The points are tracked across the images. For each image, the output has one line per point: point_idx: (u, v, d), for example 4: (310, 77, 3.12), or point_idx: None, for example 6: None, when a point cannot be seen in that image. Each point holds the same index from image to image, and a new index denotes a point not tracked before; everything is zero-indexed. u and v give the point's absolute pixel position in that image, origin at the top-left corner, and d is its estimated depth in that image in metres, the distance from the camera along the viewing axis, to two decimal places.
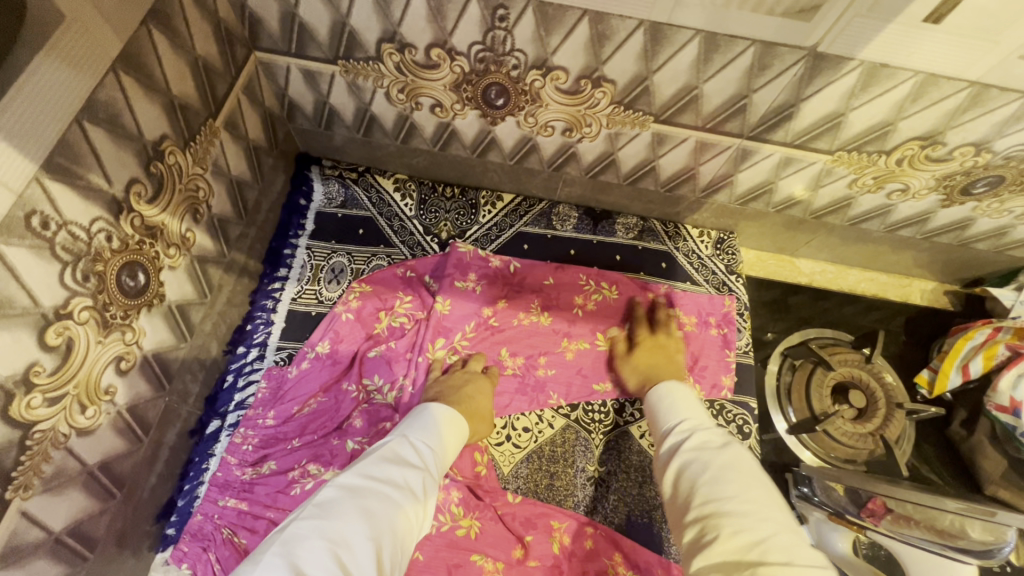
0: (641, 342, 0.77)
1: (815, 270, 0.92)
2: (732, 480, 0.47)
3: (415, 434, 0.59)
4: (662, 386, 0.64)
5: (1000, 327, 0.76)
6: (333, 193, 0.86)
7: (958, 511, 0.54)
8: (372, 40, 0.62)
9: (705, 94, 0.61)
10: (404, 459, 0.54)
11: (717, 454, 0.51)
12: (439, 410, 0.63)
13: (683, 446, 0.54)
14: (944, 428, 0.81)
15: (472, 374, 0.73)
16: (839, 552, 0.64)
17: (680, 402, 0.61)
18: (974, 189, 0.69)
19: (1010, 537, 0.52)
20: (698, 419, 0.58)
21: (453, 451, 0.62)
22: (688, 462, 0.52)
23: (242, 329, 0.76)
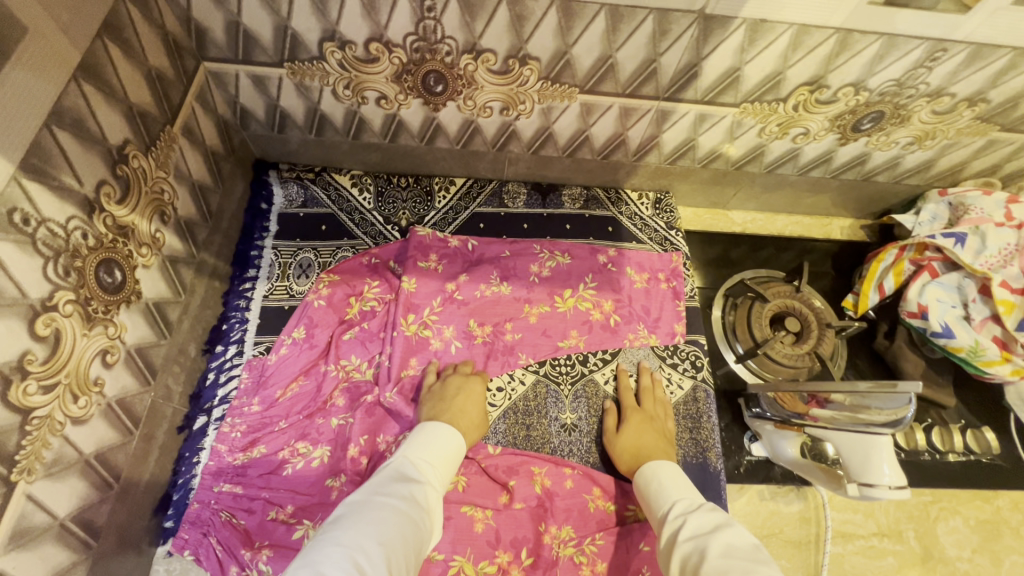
0: (629, 423, 0.76)
1: (746, 219, 1.01)
2: (731, 562, 0.49)
3: (415, 453, 0.64)
4: (649, 468, 0.68)
5: (904, 246, 0.86)
6: (293, 194, 0.90)
7: (866, 391, 0.58)
8: (314, 40, 0.67)
9: (619, 62, 0.69)
10: (406, 477, 0.60)
11: (712, 537, 0.53)
12: (435, 426, 0.68)
13: (680, 534, 0.56)
14: (870, 342, 0.90)
15: (462, 375, 0.77)
16: (789, 455, 0.73)
17: (673, 487, 0.64)
18: (862, 126, 0.79)
19: (912, 401, 0.56)
20: (690, 503, 0.60)
21: (453, 469, 0.67)
22: (687, 552, 0.53)
23: (219, 329, 0.80)
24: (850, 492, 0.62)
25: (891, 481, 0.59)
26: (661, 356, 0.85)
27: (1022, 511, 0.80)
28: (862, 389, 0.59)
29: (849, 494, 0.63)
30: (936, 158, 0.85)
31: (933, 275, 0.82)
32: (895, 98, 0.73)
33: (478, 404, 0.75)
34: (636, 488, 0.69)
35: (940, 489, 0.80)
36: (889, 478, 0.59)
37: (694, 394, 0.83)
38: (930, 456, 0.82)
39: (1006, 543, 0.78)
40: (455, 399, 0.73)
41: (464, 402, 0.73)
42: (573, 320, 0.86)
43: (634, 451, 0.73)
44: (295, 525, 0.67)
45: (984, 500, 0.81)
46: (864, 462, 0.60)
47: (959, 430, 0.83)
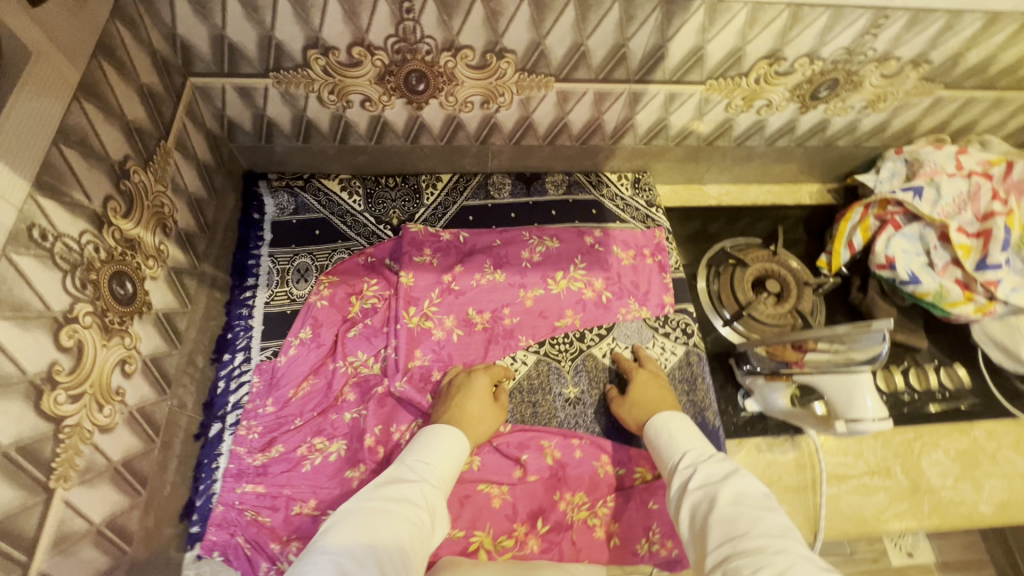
0: (636, 380, 0.80)
1: (721, 192, 1.06)
2: (742, 510, 0.53)
3: (415, 455, 0.65)
4: (661, 421, 0.71)
5: (868, 204, 0.92)
6: (284, 203, 0.92)
7: (846, 333, 0.63)
8: (298, 48, 0.70)
9: (590, 49, 0.73)
10: (401, 477, 0.61)
11: (723, 484, 0.57)
12: (437, 428, 0.70)
13: (690, 483, 0.60)
14: (847, 298, 0.95)
15: (473, 372, 0.78)
16: (779, 405, 0.79)
17: (681, 439, 0.68)
18: (820, 94, 0.85)
19: (886, 337, 0.60)
20: (700, 452, 0.64)
21: (456, 462, 0.67)
22: (697, 499, 0.58)
23: (224, 338, 0.81)
24: (837, 429, 0.67)
25: (873, 414, 0.64)
26: (654, 327, 0.89)
27: (996, 439, 0.87)
28: (837, 330, 0.63)
29: (836, 432, 0.68)
30: (889, 119, 0.92)
31: (896, 228, 0.87)
32: (847, 65, 0.79)
33: (486, 400, 0.75)
34: (648, 439, 0.72)
35: (921, 426, 0.86)
36: (871, 411, 0.64)
37: (687, 359, 0.87)
38: (910, 396, 0.88)
39: (984, 470, 0.84)
40: (461, 398, 0.74)
41: (468, 400, 0.74)
42: (567, 300, 0.90)
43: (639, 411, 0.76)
44: (320, 517, 0.70)
45: (961, 432, 0.87)
46: (848, 399, 0.66)
47: (934, 370, 0.90)
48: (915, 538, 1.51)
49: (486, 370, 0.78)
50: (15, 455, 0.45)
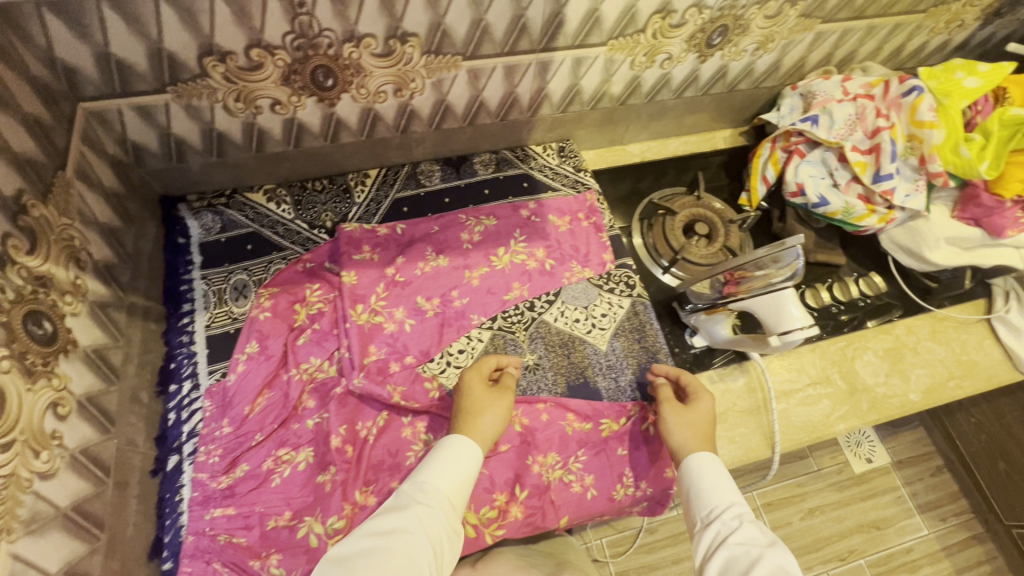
0: (699, 405, 0.75)
1: (643, 149, 1.11)
2: None
3: (421, 476, 0.65)
4: (700, 458, 0.69)
5: (774, 138, 0.98)
6: (209, 222, 0.89)
7: (766, 253, 0.68)
8: (192, 57, 0.68)
9: (490, 23, 0.75)
10: (395, 506, 0.62)
11: (767, 555, 0.56)
12: (449, 442, 0.69)
13: (731, 539, 0.60)
14: (769, 228, 1.02)
15: (468, 376, 0.76)
16: (722, 335, 0.84)
17: (724, 485, 0.66)
18: (713, 41, 0.90)
19: (799, 250, 0.67)
20: (745, 508, 0.63)
21: (462, 469, 0.66)
22: (736, 555, 0.58)
23: (167, 368, 0.78)
24: (772, 343, 0.74)
25: (801, 323, 0.70)
26: (598, 285, 0.93)
27: (915, 333, 0.96)
28: (760, 254, 0.69)
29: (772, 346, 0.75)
30: (780, 58, 0.98)
31: (802, 156, 0.94)
32: (733, 10, 0.85)
33: (482, 393, 0.75)
34: (682, 471, 0.71)
35: (850, 334, 0.94)
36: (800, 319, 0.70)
37: (634, 310, 0.91)
38: (836, 309, 0.96)
39: (909, 362, 0.93)
40: (458, 402, 0.75)
41: (462, 399, 0.74)
42: (513, 274, 0.92)
43: (688, 430, 0.73)
44: (297, 525, 0.69)
45: (885, 332, 0.95)
46: (776, 313, 0.72)
47: (855, 281, 0.98)
48: (872, 445, 1.65)
49: (475, 367, 0.78)
50: None
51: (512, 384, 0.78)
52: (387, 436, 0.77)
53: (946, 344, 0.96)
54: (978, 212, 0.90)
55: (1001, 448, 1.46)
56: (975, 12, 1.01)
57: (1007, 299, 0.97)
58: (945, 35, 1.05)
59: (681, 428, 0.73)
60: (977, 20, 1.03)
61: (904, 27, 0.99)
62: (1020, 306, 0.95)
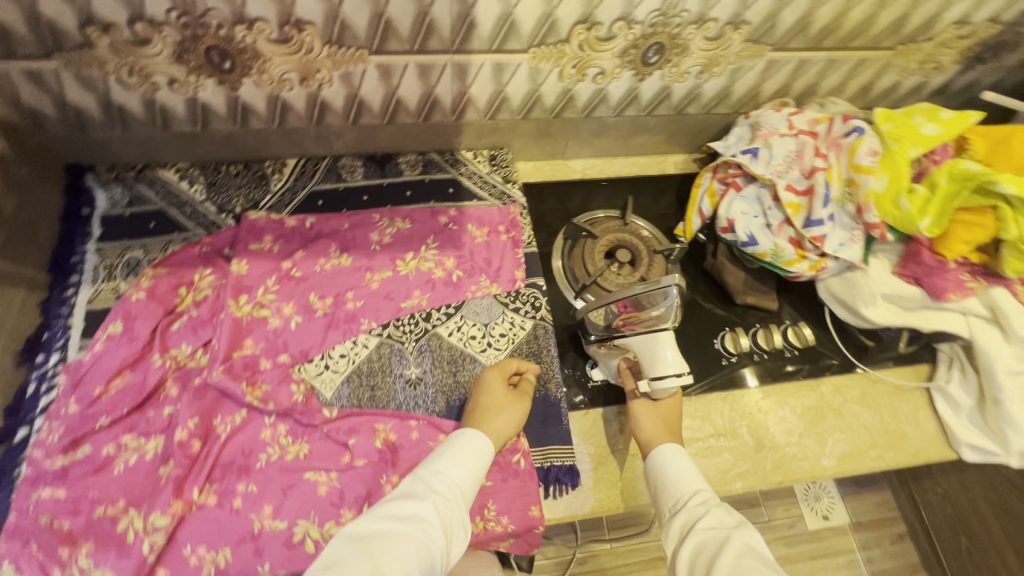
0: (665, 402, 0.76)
1: (585, 166, 1.06)
2: (749, 562, 0.57)
3: (439, 467, 0.67)
4: (668, 449, 0.72)
5: (714, 168, 0.92)
6: (116, 195, 0.88)
7: (645, 289, 0.67)
8: (73, 25, 0.66)
9: (392, 18, 0.71)
10: (412, 491, 0.64)
11: (734, 536, 0.60)
12: (466, 437, 0.70)
13: (698, 523, 0.64)
14: (702, 263, 0.96)
15: (491, 375, 0.78)
16: (615, 371, 0.80)
17: (688, 474, 0.70)
18: (650, 59, 0.85)
19: (675, 288, 0.66)
20: (709, 494, 0.67)
21: (476, 464, 0.69)
22: (705, 539, 0.62)
23: (38, 338, 0.77)
24: (643, 387, 0.73)
25: (673, 367, 0.71)
26: (504, 303, 0.88)
27: (842, 394, 0.88)
28: (640, 292, 0.68)
29: (645, 392, 0.74)
30: (730, 84, 0.92)
31: (737, 191, 0.88)
32: (667, 28, 0.79)
33: (500, 394, 0.76)
34: (649, 463, 0.73)
35: (769, 385, 0.87)
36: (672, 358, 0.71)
37: (536, 333, 0.86)
38: (759, 356, 0.90)
39: (829, 424, 0.86)
40: (474, 397, 0.77)
41: (480, 394, 0.76)
42: (415, 281, 0.88)
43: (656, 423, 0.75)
44: (120, 517, 0.67)
45: (808, 389, 0.88)
46: (650, 353, 0.72)
47: (782, 331, 0.92)
48: (832, 501, 1.54)
49: (497, 367, 0.79)
50: None
51: (529, 391, 0.79)
52: (242, 435, 0.73)
53: (874, 410, 0.88)
54: (919, 270, 0.82)
55: (964, 523, 1.35)
56: (953, 54, 0.93)
57: (950, 367, 0.89)
58: (920, 76, 0.97)
59: (651, 425, 0.75)
60: (955, 63, 0.95)
61: (870, 63, 0.92)
62: (963, 377, 0.87)
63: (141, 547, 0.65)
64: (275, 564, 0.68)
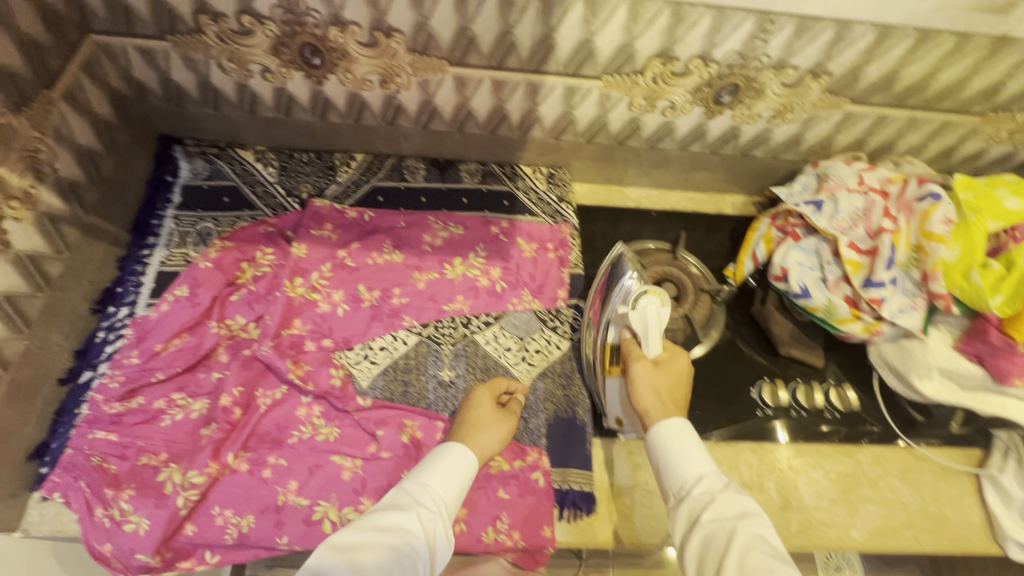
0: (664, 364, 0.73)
1: (641, 195, 1.05)
2: (761, 561, 0.53)
3: (425, 478, 0.63)
4: (666, 428, 0.65)
5: (775, 215, 0.91)
6: (198, 168, 0.94)
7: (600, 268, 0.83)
8: (188, 12, 0.73)
9: (477, 34, 0.74)
10: (396, 503, 0.60)
11: (742, 531, 0.55)
12: (454, 449, 0.67)
13: (703, 515, 0.58)
14: (748, 308, 0.95)
15: (478, 395, 0.77)
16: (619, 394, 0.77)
17: (692, 453, 0.63)
18: (723, 98, 0.84)
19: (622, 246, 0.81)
20: (714, 477, 0.61)
21: (463, 477, 0.65)
22: (713, 533, 0.56)
23: (112, 291, 0.82)
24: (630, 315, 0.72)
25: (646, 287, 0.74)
26: (543, 319, 0.89)
27: (881, 465, 0.84)
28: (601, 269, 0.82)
29: (637, 325, 0.72)
30: (801, 131, 0.91)
31: (796, 240, 0.86)
32: (744, 70, 0.79)
33: (489, 411, 0.75)
34: (649, 444, 0.66)
35: (802, 444, 0.84)
36: (631, 281, 0.75)
37: (570, 354, 0.87)
38: (797, 412, 0.87)
39: (863, 495, 0.82)
40: (463, 412, 0.75)
41: (468, 411, 0.75)
42: (460, 286, 0.90)
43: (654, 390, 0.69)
44: (162, 468, 0.71)
45: (845, 454, 0.85)
46: (621, 300, 0.75)
47: (825, 390, 0.89)
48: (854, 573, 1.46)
49: (487, 386, 0.79)
50: None
51: (517, 410, 0.77)
52: (279, 410, 0.77)
53: (915, 488, 0.83)
54: (983, 349, 0.77)
55: None
56: None
57: (1005, 457, 0.84)
58: (1007, 146, 0.92)
59: (646, 390, 0.69)
60: None
61: (955, 127, 0.88)
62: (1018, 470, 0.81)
63: (176, 500, 0.69)
64: (292, 538, 0.70)
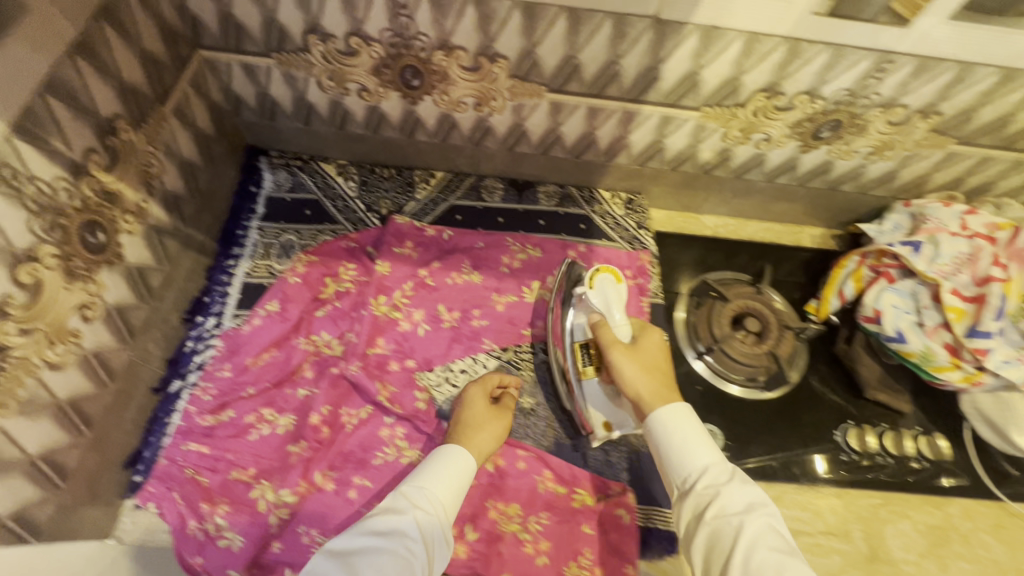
0: (640, 343, 0.74)
1: (717, 224, 1.03)
2: (766, 556, 0.53)
3: (419, 482, 0.64)
4: (669, 421, 0.64)
5: (864, 253, 0.88)
6: (281, 180, 0.95)
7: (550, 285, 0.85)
8: (298, 32, 0.73)
9: (583, 62, 0.73)
10: (394, 506, 0.61)
11: (748, 526, 0.55)
12: (450, 454, 0.68)
13: (706, 510, 0.58)
14: (831, 346, 0.92)
15: (471, 390, 0.78)
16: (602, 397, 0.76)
17: (695, 447, 0.63)
18: (821, 134, 0.82)
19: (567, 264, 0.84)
20: (718, 469, 0.61)
21: (459, 480, 0.66)
22: (718, 528, 0.56)
23: (201, 301, 0.83)
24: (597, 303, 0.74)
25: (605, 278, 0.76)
26: None
27: (973, 520, 0.81)
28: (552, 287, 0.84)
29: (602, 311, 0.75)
30: (897, 169, 0.88)
31: (890, 281, 0.84)
32: (850, 107, 0.77)
33: (483, 409, 0.76)
34: (649, 433, 0.66)
35: (889, 492, 0.82)
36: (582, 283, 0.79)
37: None
38: (883, 459, 0.84)
39: (954, 550, 0.79)
40: (458, 411, 0.76)
41: (463, 411, 0.76)
42: (539, 310, 0.90)
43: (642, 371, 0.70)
44: (254, 484, 0.72)
45: (934, 506, 0.82)
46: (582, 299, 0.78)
47: (913, 437, 0.86)
48: None
49: (479, 382, 0.79)
50: None
51: (511, 405, 0.79)
52: (364, 429, 0.77)
53: (1009, 546, 0.80)
54: None
55: None
56: None
57: None
58: None
59: (636, 373, 0.70)
60: None
61: None
62: None
63: (269, 518, 0.70)
64: None
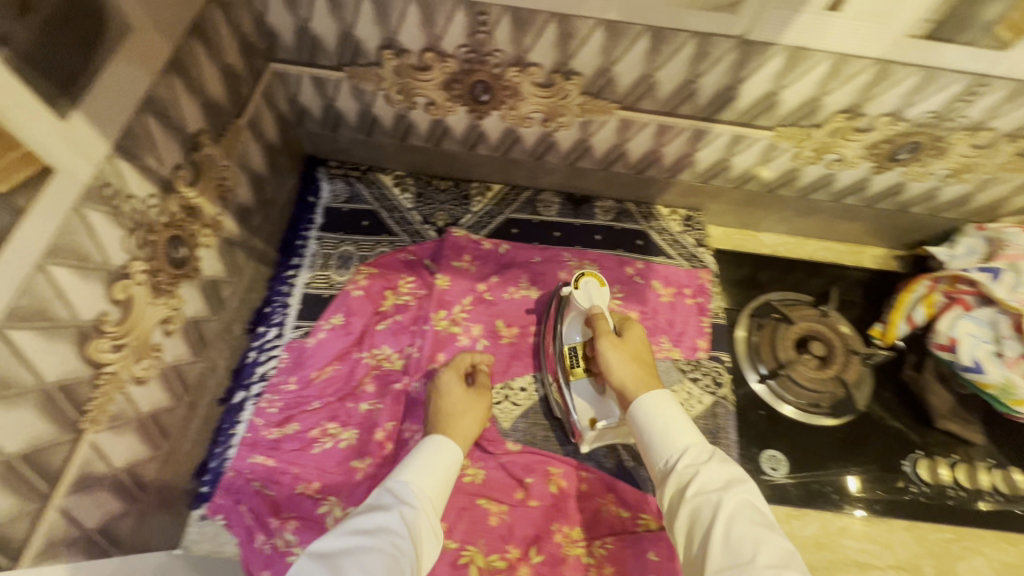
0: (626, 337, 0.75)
1: (777, 242, 1.01)
2: (747, 531, 0.51)
3: (401, 476, 0.61)
4: (649, 405, 0.64)
5: (937, 278, 0.86)
6: (339, 190, 0.95)
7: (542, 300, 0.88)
8: (373, 47, 0.73)
9: (660, 80, 0.72)
10: (379, 504, 0.57)
11: (727, 502, 0.54)
12: (432, 446, 0.66)
13: (687, 489, 0.57)
14: (897, 372, 0.90)
15: (450, 372, 0.77)
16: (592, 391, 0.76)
17: (675, 429, 0.62)
18: (898, 155, 0.80)
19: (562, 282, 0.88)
20: (699, 449, 0.60)
21: (443, 471, 0.64)
22: (698, 506, 0.55)
23: (262, 311, 0.84)
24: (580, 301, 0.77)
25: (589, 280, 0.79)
26: (683, 370, 0.86)
27: None
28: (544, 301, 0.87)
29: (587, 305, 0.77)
30: (973, 192, 0.85)
31: (965, 309, 0.81)
32: (934, 129, 0.75)
33: (461, 395, 0.74)
34: (634, 421, 0.66)
35: (961, 527, 0.79)
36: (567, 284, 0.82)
37: (714, 410, 0.83)
38: (954, 492, 0.82)
39: None
40: (435, 400, 0.74)
41: (441, 401, 0.73)
42: None
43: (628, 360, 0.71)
44: (321, 500, 0.71)
45: (1009, 542, 0.79)
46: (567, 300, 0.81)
47: (987, 471, 0.83)
48: None
49: (450, 367, 0.78)
50: (57, 394, 0.47)
51: (486, 384, 0.78)
52: None
53: None
54: None
55: None
56: None
57: None
58: None
59: (624, 362, 0.70)
60: None
61: None
62: None
63: None
64: None
